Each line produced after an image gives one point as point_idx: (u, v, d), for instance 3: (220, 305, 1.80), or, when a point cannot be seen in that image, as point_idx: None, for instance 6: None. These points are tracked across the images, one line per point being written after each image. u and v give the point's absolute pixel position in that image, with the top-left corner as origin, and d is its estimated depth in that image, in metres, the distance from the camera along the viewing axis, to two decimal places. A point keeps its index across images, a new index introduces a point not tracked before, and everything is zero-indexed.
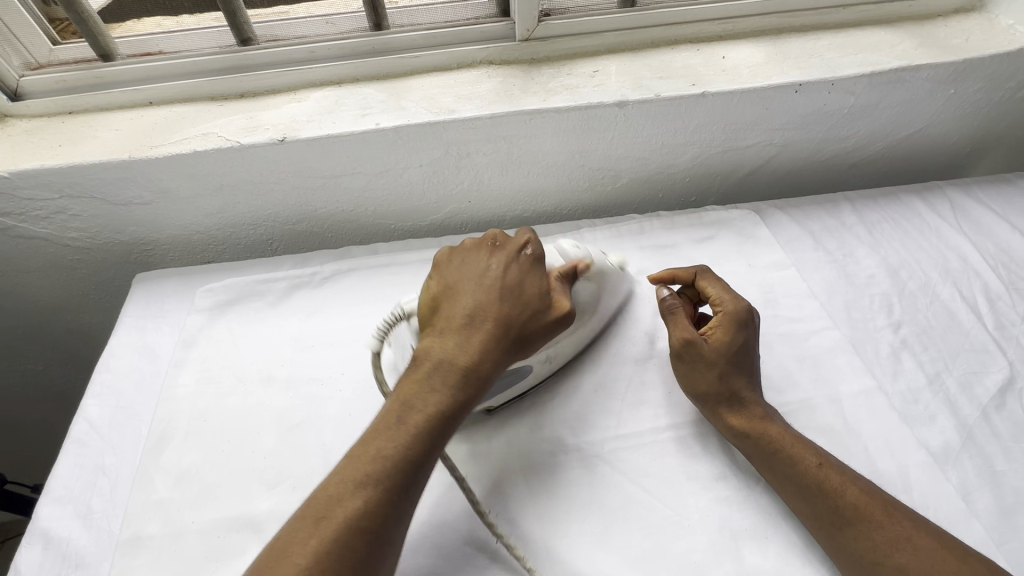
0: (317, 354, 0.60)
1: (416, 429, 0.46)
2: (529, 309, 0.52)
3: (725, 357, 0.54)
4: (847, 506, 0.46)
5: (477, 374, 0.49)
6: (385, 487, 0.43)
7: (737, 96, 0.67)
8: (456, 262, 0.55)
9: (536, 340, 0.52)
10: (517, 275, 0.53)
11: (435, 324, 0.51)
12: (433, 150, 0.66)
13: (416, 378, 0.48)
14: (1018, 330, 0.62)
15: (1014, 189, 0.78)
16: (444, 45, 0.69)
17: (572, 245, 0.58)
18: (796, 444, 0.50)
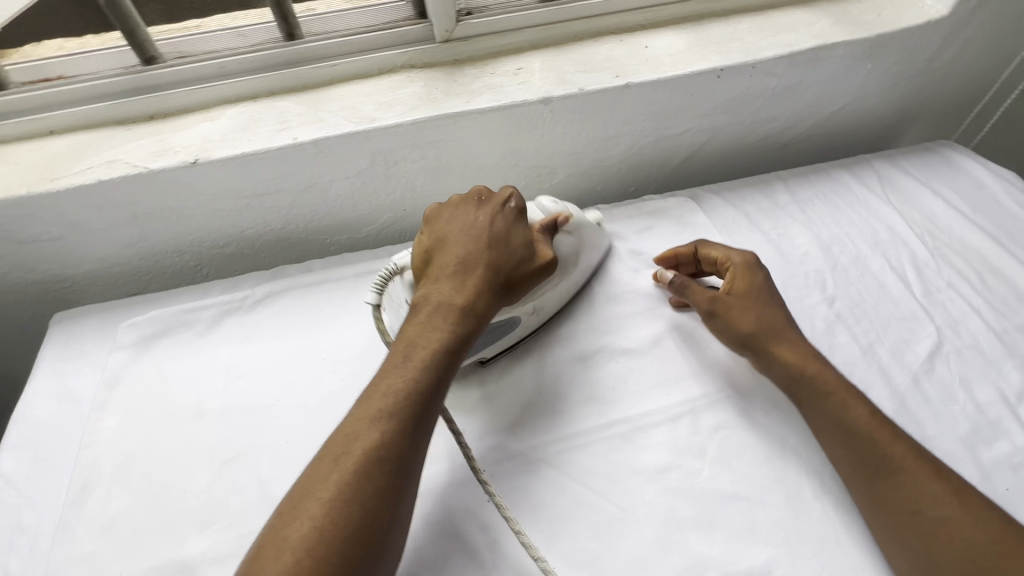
0: (250, 381, 0.58)
1: (423, 365, 0.48)
2: (519, 252, 0.54)
3: (755, 299, 0.58)
4: (895, 456, 0.47)
5: (476, 312, 0.51)
6: (401, 419, 0.44)
7: (661, 85, 0.67)
8: (445, 215, 0.58)
9: (527, 282, 0.55)
10: (504, 223, 0.56)
11: (430, 273, 0.54)
12: (358, 161, 0.64)
13: (417, 321, 0.50)
14: (944, 294, 0.63)
15: (935, 156, 0.81)
16: (363, 51, 0.67)
17: (549, 200, 0.62)
18: (847, 393, 0.52)
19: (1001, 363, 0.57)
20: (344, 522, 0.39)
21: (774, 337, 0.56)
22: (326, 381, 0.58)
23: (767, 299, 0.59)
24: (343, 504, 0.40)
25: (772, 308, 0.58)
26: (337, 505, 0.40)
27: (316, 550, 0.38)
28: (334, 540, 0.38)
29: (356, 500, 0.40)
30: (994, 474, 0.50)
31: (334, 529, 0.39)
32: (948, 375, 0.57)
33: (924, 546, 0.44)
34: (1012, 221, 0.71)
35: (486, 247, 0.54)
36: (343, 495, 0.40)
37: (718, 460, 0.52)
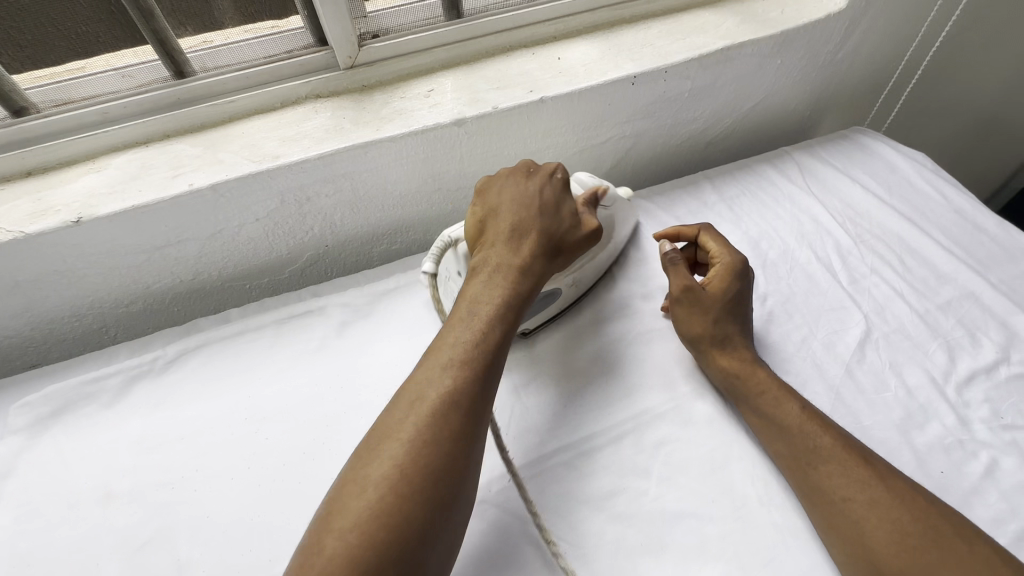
0: (164, 453, 0.53)
1: (487, 320, 0.48)
2: (568, 219, 0.55)
3: (721, 304, 0.58)
4: (825, 446, 0.48)
5: (531, 273, 0.52)
6: (473, 368, 0.45)
7: (577, 96, 0.65)
8: (496, 184, 0.58)
9: (574, 250, 0.55)
10: (554, 192, 0.56)
11: (486, 237, 0.55)
12: (265, 202, 0.60)
13: (477, 280, 0.51)
14: (869, 280, 0.65)
15: (851, 144, 0.83)
16: (262, 85, 0.63)
17: (589, 176, 0.62)
18: (780, 391, 0.52)
19: (926, 344, 0.59)
20: (423, 467, 0.39)
21: (723, 341, 0.56)
22: (249, 442, 0.54)
23: (731, 310, 0.58)
24: (419, 449, 0.40)
25: (733, 317, 0.58)
26: (414, 449, 0.40)
27: (397, 491, 0.38)
28: (413, 482, 0.38)
29: (436, 442, 0.40)
30: (928, 457, 0.51)
31: (412, 471, 0.39)
32: (878, 361, 0.57)
33: (855, 536, 0.44)
34: (926, 201, 0.74)
35: (539, 213, 0.55)
36: (419, 440, 0.40)
37: (664, 478, 0.50)
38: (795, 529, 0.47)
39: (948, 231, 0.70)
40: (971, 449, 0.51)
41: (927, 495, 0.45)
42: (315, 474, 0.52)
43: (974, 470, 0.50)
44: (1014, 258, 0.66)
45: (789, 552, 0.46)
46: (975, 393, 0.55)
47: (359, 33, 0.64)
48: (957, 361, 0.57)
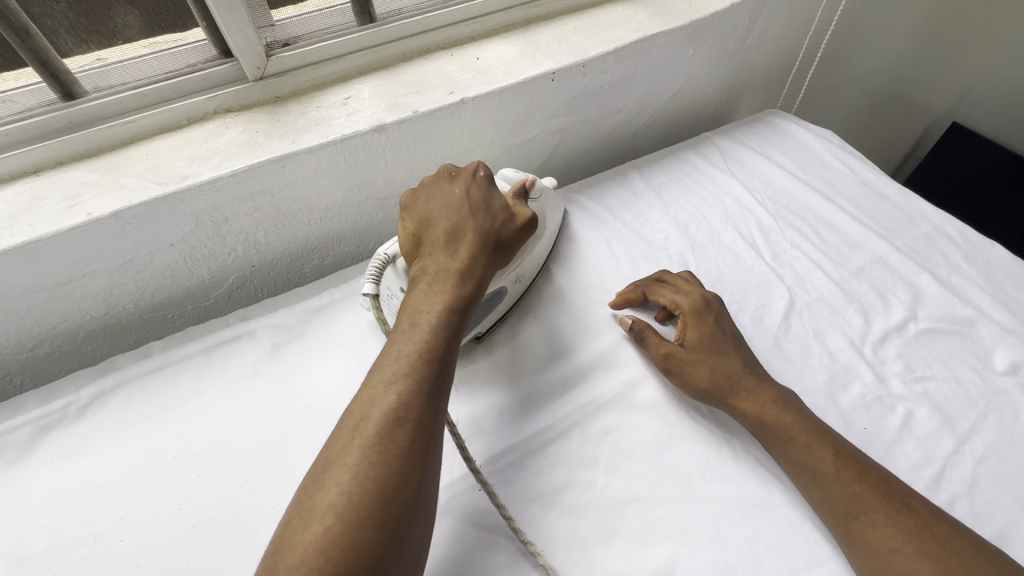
0: (85, 505, 0.49)
1: (430, 326, 0.47)
2: (501, 214, 0.56)
3: (706, 349, 0.56)
4: (790, 431, 0.49)
5: (471, 274, 0.52)
6: (420, 378, 0.43)
7: (498, 95, 0.66)
8: (428, 192, 0.57)
9: (511, 245, 0.57)
10: (482, 188, 0.57)
11: (424, 243, 0.54)
12: (179, 226, 0.57)
13: (416, 291, 0.50)
14: (789, 254, 0.68)
15: (766, 126, 0.87)
16: (163, 101, 0.60)
17: (512, 170, 0.64)
18: (751, 382, 0.53)
19: (844, 309, 0.62)
20: (374, 486, 0.37)
21: (735, 388, 0.53)
22: (179, 481, 0.51)
23: (713, 349, 0.56)
24: (368, 471, 0.38)
25: (726, 356, 0.56)
26: (365, 470, 0.38)
27: (347, 515, 0.36)
28: (362, 505, 0.36)
29: (386, 460, 0.39)
30: (852, 415, 0.54)
31: (362, 494, 0.37)
32: (803, 330, 0.61)
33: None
34: (836, 175, 0.79)
35: (473, 212, 0.55)
36: (369, 462, 0.38)
37: (611, 466, 0.51)
38: (737, 501, 0.49)
39: (857, 201, 0.75)
40: (889, 403, 0.55)
41: (973, 538, 0.43)
42: (254, 506, 0.50)
43: (893, 422, 0.53)
44: (914, 221, 0.72)
45: (733, 523, 0.48)
46: (889, 350, 0.59)
47: (266, 42, 0.61)
48: (873, 322, 0.61)
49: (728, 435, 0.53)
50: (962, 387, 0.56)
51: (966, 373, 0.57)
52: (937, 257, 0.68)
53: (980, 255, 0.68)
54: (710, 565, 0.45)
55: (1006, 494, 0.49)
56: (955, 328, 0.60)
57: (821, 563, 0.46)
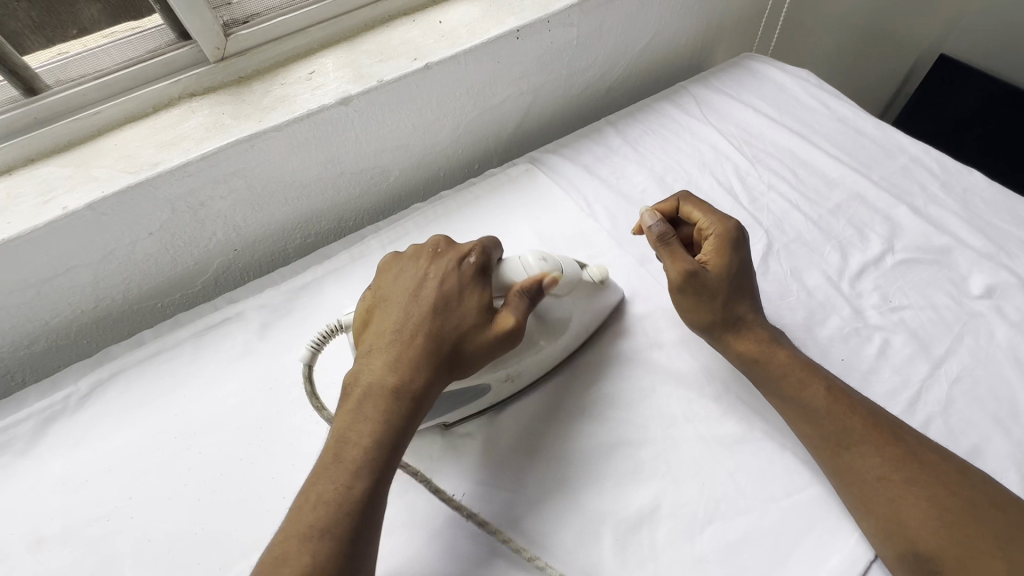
0: (94, 488, 0.51)
1: (356, 464, 0.43)
2: (469, 315, 0.48)
3: (727, 282, 0.54)
4: (780, 368, 0.51)
5: (413, 395, 0.46)
6: (331, 537, 0.40)
7: (463, 58, 0.65)
8: (391, 272, 0.53)
9: (481, 353, 0.48)
10: (450, 278, 0.50)
11: (366, 343, 0.49)
12: (156, 214, 0.58)
13: (351, 410, 0.46)
14: (767, 198, 0.68)
15: (742, 70, 0.86)
16: (126, 90, 0.59)
17: (537, 258, 0.52)
18: (751, 322, 0.54)
19: (821, 247, 0.63)
20: None
21: (737, 322, 0.54)
22: (182, 459, 0.53)
23: (733, 286, 0.54)
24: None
25: (739, 294, 0.55)
26: None
27: None
28: None
29: None
30: (830, 348, 0.55)
31: None
32: (781, 270, 0.61)
33: (888, 514, 0.43)
34: (813, 115, 0.78)
35: (428, 313, 0.49)
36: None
37: (595, 415, 0.53)
38: (718, 438, 0.50)
39: (834, 138, 0.74)
40: (866, 333, 0.56)
41: (956, 464, 0.45)
42: (254, 477, 0.52)
43: (869, 351, 0.54)
44: (891, 154, 0.72)
45: (714, 458, 0.49)
46: (866, 284, 0.59)
47: (224, 21, 0.60)
48: (850, 258, 0.62)
49: (710, 377, 0.54)
50: (939, 313, 0.56)
51: (942, 300, 0.57)
52: (915, 188, 0.68)
53: (958, 183, 0.68)
54: (693, 500, 0.47)
55: (981, 411, 0.50)
56: (932, 258, 0.61)
57: (800, 490, 0.48)
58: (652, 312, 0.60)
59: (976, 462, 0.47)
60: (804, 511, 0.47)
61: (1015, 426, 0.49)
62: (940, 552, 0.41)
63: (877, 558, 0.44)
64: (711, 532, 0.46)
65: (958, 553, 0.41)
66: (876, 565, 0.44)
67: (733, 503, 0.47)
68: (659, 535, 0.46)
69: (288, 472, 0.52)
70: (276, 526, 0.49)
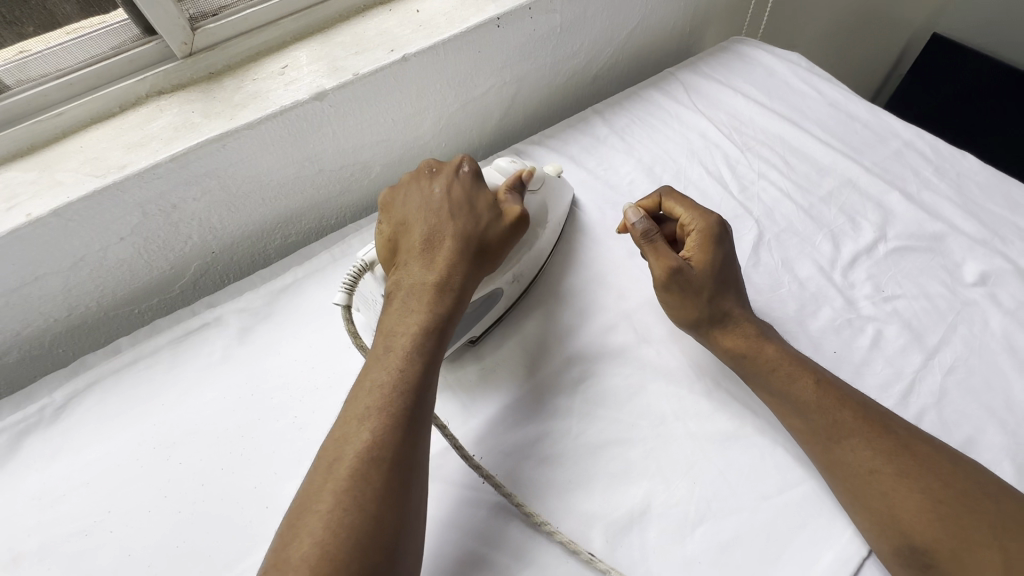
0: (72, 502, 0.50)
1: (406, 350, 0.45)
2: (485, 212, 0.52)
3: (711, 278, 0.53)
4: (768, 360, 0.50)
5: (452, 288, 0.49)
6: (393, 409, 0.42)
7: (441, 48, 0.63)
8: (400, 197, 0.55)
9: (501, 244, 0.52)
10: (461, 186, 0.54)
11: (399, 256, 0.51)
12: (127, 218, 0.56)
13: (392, 311, 0.48)
14: (757, 187, 0.67)
15: (731, 55, 0.83)
16: (90, 90, 0.57)
17: (509, 159, 0.60)
18: (739, 315, 0.53)
19: (813, 236, 0.62)
20: (349, 532, 0.36)
21: (723, 318, 0.52)
22: (162, 470, 0.52)
23: (717, 282, 0.53)
24: (340, 517, 0.37)
25: (725, 289, 0.53)
26: (338, 516, 0.37)
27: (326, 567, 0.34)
28: (344, 553, 0.35)
29: (361, 502, 0.37)
30: (822, 340, 0.54)
31: (343, 542, 0.35)
32: (773, 261, 0.60)
33: (882, 507, 0.42)
34: (803, 99, 0.76)
35: (448, 216, 0.52)
36: (341, 506, 0.37)
37: (584, 414, 0.52)
38: (709, 435, 0.50)
39: (825, 123, 0.73)
40: (858, 325, 0.55)
41: (947, 452, 0.44)
42: (236, 487, 0.50)
43: (862, 343, 0.53)
44: (884, 139, 0.70)
45: (705, 456, 0.48)
46: (858, 273, 0.58)
47: (190, 15, 0.58)
48: (842, 247, 0.60)
49: (700, 372, 0.53)
50: (932, 302, 0.55)
51: (936, 289, 0.56)
52: (908, 173, 0.66)
53: (951, 167, 0.66)
54: (684, 500, 0.46)
55: (975, 403, 0.49)
56: (925, 245, 0.60)
57: (793, 487, 0.47)
58: (641, 307, 0.59)
59: (970, 454, 0.47)
60: (797, 508, 0.46)
61: (1009, 417, 0.48)
62: (936, 545, 0.40)
63: (871, 553, 0.44)
64: (702, 532, 0.45)
65: (954, 545, 0.40)
66: (870, 562, 0.44)
67: (725, 502, 0.46)
68: (650, 536, 0.45)
69: (271, 481, 0.51)
70: (260, 537, 0.48)
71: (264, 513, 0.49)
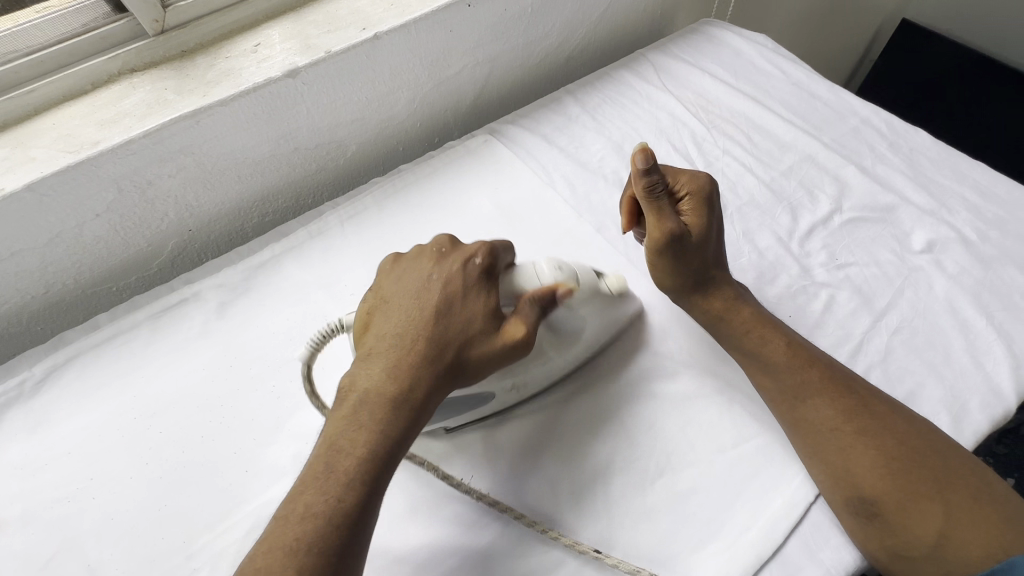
0: (54, 470, 0.51)
1: (349, 475, 0.41)
2: (475, 319, 0.46)
3: (707, 239, 0.54)
4: (742, 325, 0.52)
5: (413, 406, 0.43)
6: (320, 551, 0.38)
7: (413, 27, 0.64)
8: (393, 271, 0.51)
9: (481, 363, 0.46)
10: (458, 278, 0.48)
11: (365, 345, 0.46)
12: (102, 194, 0.56)
13: (346, 418, 0.43)
14: (721, 162, 0.69)
15: (700, 36, 0.85)
16: (61, 67, 0.57)
17: (551, 266, 0.49)
18: (723, 283, 0.55)
19: (773, 209, 0.64)
20: None
21: (706, 283, 0.54)
22: (143, 438, 0.53)
23: (710, 245, 0.55)
24: None
25: (714, 252, 0.55)
26: None
27: None
28: None
29: None
30: (779, 305, 0.57)
31: None
32: (734, 232, 0.62)
33: (838, 462, 0.45)
34: (768, 79, 0.78)
35: (431, 313, 0.46)
36: None
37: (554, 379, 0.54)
38: (671, 396, 0.52)
39: (788, 102, 0.75)
40: (812, 291, 0.57)
41: (904, 413, 0.47)
42: (217, 453, 0.52)
43: (816, 307, 0.56)
44: (843, 116, 0.73)
45: (666, 414, 0.51)
46: (815, 243, 0.61)
47: None
48: (800, 218, 0.63)
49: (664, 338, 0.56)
50: (882, 269, 0.58)
51: (885, 256, 0.59)
52: (864, 148, 0.69)
53: (904, 142, 0.70)
54: (646, 455, 0.49)
55: (917, 359, 0.53)
56: (878, 216, 0.63)
57: (747, 440, 0.50)
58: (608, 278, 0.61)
59: (911, 406, 0.50)
60: (749, 460, 0.49)
61: (948, 372, 0.52)
62: (884, 496, 0.43)
63: (818, 500, 0.47)
64: (662, 484, 0.48)
65: (901, 497, 0.43)
66: (816, 507, 0.47)
67: (684, 456, 0.49)
68: (613, 488, 0.48)
69: (251, 447, 0.52)
70: (239, 498, 0.50)
71: (244, 476, 0.51)
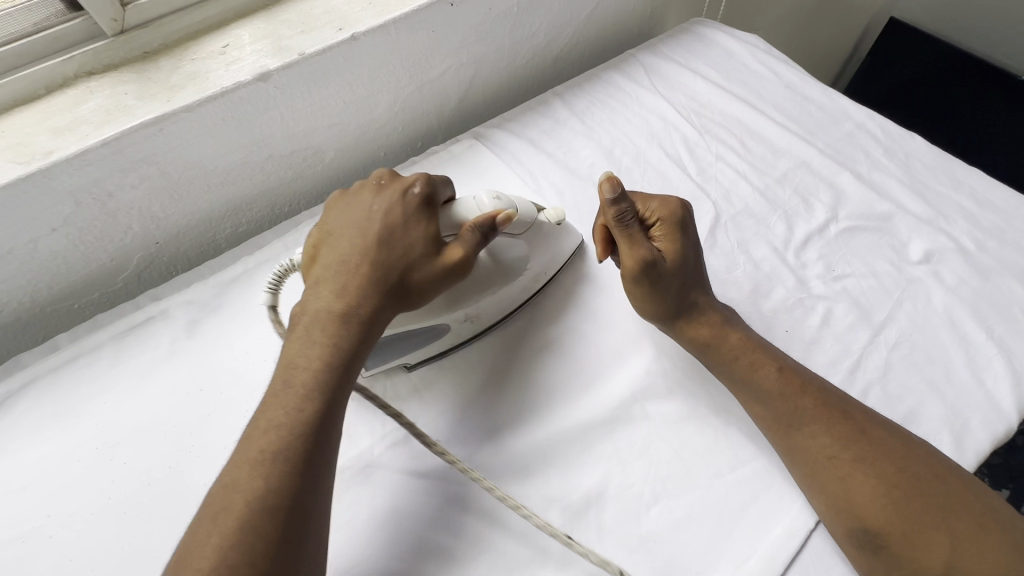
0: (8, 507, 0.48)
1: (306, 388, 0.41)
2: (416, 239, 0.47)
3: (683, 264, 0.52)
4: (733, 349, 0.50)
5: (362, 320, 0.45)
6: (285, 457, 0.38)
7: (392, 28, 0.60)
8: (332, 208, 0.51)
9: (429, 277, 0.47)
10: (395, 205, 0.49)
11: (314, 275, 0.47)
12: (59, 208, 0.53)
13: (298, 340, 0.44)
14: (715, 169, 0.67)
15: (691, 36, 0.83)
16: (10, 70, 0.52)
17: (490, 196, 0.51)
18: (708, 305, 0.53)
19: (768, 217, 0.62)
20: None
21: (689, 309, 0.52)
22: (106, 469, 0.50)
23: (687, 269, 0.53)
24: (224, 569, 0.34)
25: (693, 275, 0.53)
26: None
27: None
28: None
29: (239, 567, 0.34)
30: (775, 320, 0.55)
31: None
32: (729, 243, 0.60)
33: (839, 493, 0.43)
34: (760, 82, 0.76)
35: (375, 238, 0.47)
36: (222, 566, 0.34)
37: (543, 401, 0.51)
38: (665, 416, 0.50)
39: (781, 105, 0.73)
40: (809, 304, 0.56)
41: (904, 437, 0.45)
42: (186, 484, 0.49)
43: (813, 322, 0.55)
44: (837, 121, 0.71)
45: (660, 436, 0.49)
46: (811, 254, 0.59)
47: None
48: (795, 228, 0.61)
49: (657, 355, 0.54)
50: (879, 281, 0.57)
51: (883, 267, 0.58)
52: (859, 154, 0.67)
53: (900, 148, 0.68)
54: (640, 480, 0.47)
55: (917, 376, 0.51)
56: (874, 225, 0.61)
57: (744, 464, 0.48)
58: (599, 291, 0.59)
59: (911, 426, 0.48)
60: (747, 484, 0.47)
61: (948, 389, 0.50)
62: (887, 528, 0.41)
63: (818, 528, 0.45)
64: (657, 511, 0.46)
65: (906, 529, 0.41)
66: (816, 534, 0.45)
67: (680, 480, 0.47)
68: (606, 516, 0.46)
69: None
70: None
71: None
